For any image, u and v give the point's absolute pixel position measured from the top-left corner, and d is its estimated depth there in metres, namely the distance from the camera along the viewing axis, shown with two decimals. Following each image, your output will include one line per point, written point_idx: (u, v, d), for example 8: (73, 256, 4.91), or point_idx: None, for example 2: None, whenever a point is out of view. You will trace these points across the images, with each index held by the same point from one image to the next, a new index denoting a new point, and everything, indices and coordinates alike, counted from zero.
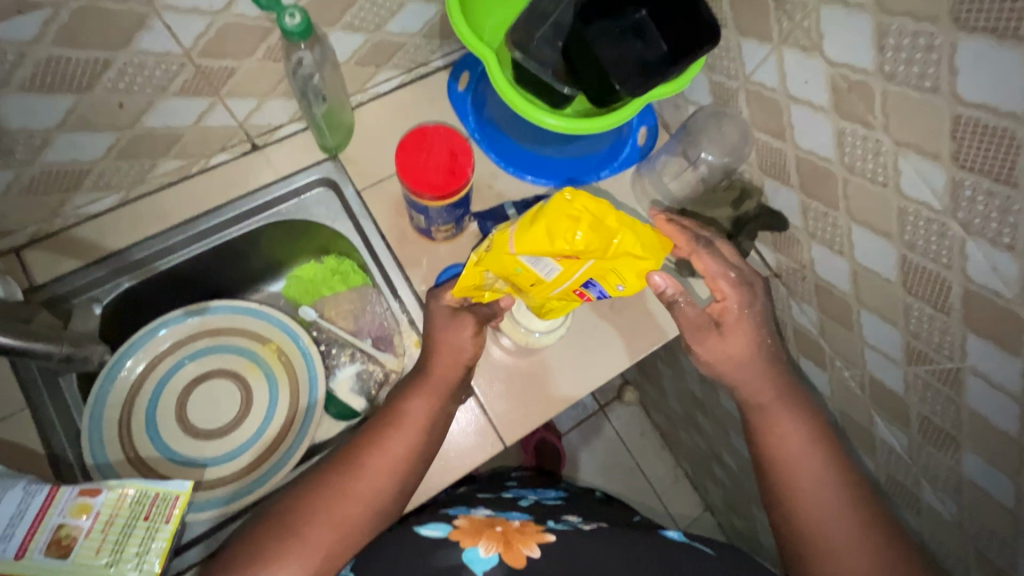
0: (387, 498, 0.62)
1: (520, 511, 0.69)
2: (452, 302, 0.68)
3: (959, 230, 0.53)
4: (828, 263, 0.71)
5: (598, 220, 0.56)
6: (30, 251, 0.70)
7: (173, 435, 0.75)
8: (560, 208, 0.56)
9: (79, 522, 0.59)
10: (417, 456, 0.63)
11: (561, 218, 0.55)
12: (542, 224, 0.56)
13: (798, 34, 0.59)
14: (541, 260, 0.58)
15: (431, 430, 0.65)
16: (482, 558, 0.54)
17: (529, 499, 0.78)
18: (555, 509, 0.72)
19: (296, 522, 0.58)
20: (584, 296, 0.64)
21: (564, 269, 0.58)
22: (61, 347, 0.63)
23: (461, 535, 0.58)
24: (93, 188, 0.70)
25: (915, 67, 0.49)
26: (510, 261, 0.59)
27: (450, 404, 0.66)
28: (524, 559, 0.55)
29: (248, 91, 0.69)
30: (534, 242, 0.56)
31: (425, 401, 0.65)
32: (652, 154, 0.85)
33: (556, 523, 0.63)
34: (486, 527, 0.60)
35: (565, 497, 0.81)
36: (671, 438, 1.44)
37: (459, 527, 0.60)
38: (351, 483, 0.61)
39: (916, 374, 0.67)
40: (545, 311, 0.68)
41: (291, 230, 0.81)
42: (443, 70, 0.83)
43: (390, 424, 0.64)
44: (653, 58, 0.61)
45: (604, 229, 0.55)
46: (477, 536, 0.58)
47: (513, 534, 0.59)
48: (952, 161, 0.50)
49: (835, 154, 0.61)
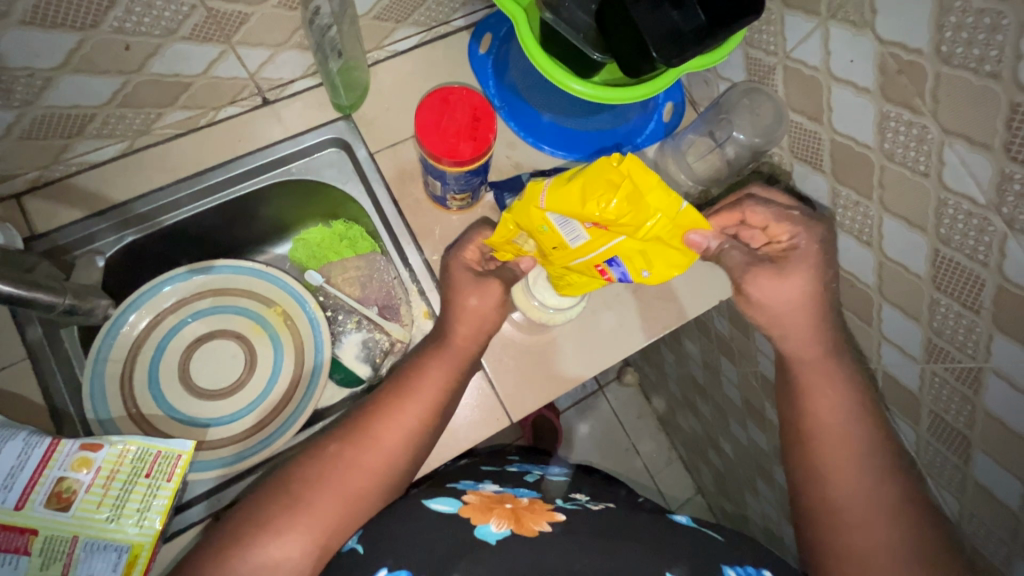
0: (394, 469, 0.61)
1: (529, 489, 0.69)
2: (473, 262, 0.68)
3: (1001, 226, 0.51)
4: (853, 254, 0.69)
5: (638, 193, 0.53)
6: (30, 198, 0.68)
7: (175, 393, 0.73)
8: (602, 171, 0.54)
9: (79, 476, 0.58)
10: (431, 427, 0.63)
11: (599, 181, 0.54)
12: (578, 184, 0.55)
13: (849, 9, 0.55)
14: (570, 224, 0.58)
15: (438, 403, 0.63)
16: (493, 532, 0.54)
17: (535, 474, 0.77)
18: (564, 487, 0.72)
19: (305, 491, 0.58)
20: (605, 275, 0.64)
21: (590, 238, 0.58)
22: (64, 300, 0.61)
23: (471, 512, 0.58)
24: (95, 135, 0.67)
25: (975, 50, 0.46)
26: (538, 217, 0.59)
27: (462, 380, 0.65)
28: (535, 534, 0.54)
29: (262, 41, 0.65)
30: (565, 200, 0.55)
31: (438, 374, 0.64)
32: (677, 131, 0.81)
33: (565, 503, 0.63)
34: (496, 504, 0.60)
35: (571, 475, 0.81)
36: (668, 421, 1.44)
37: (469, 503, 0.60)
38: (361, 453, 0.60)
39: (933, 371, 0.66)
40: (562, 283, 0.68)
41: (300, 191, 0.78)
42: (464, 31, 0.79)
43: (404, 395, 0.63)
44: (688, 29, 0.57)
45: (642, 205, 0.54)
46: (488, 513, 0.57)
47: (524, 512, 0.58)
48: (1003, 152, 0.48)
49: (875, 140, 0.59)
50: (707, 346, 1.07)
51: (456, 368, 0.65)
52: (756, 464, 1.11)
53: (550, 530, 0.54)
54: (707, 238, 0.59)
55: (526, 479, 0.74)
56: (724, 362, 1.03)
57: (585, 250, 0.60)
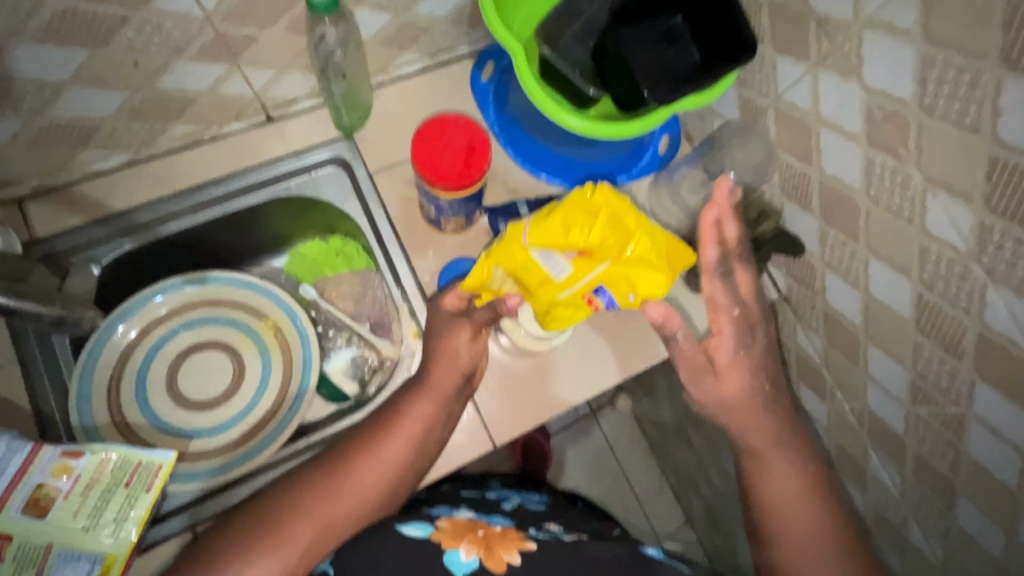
0: (372, 500, 0.62)
1: (503, 516, 0.69)
2: (453, 304, 0.67)
3: (981, 275, 0.52)
4: (841, 294, 0.70)
5: (616, 217, 0.60)
6: (33, 204, 0.69)
7: (161, 403, 0.73)
8: (579, 203, 0.61)
9: (58, 483, 0.59)
10: (413, 452, 0.63)
11: (579, 211, 0.60)
12: (559, 216, 0.60)
13: (837, 57, 0.57)
14: (553, 256, 0.60)
15: (425, 427, 0.64)
16: (462, 561, 0.57)
17: (512, 502, 0.78)
18: (540, 515, 0.73)
19: (282, 517, 0.58)
20: (591, 304, 0.63)
21: (575, 268, 0.59)
22: (53, 309, 0.64)
23: (442, 536, 0.60)
24: (100, 145, 0.68)
25: (956, 104, 0.48)
26: (521, 254, 0.60)
27: (446, 401, 0.65)
28: (504, 566, 0.56)
29: (268, 62, 0.67)
30: (547, 232, 0.59)
31: (419, 401, 0.64)
32: (673, 164, 0.82)
33: (535, 532, 0.64)
34: (467, 530, 0.61)
35: (549, 504, 0.81)
36: (659, 449, 1.43)
37: (441, 527, 0.61)
38: (338, 480, 0.61)
39: (918, 414, 0.66)
40: (547, 318, 0.65)
41: (298, 208, 0.79)
42: (467, 59, 0.81)
43: (387, 425, 0.64)
44: (682, 66, 0.60)
45: (621, 227, 0.59)
46: (459, 538, 0.59)
47: (494, 539, 0.60)
48: (983, 204, 0.49)
49: (861, 184, 0.60)
50: None
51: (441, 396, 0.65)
52: None
53: (517, 562, 0.57)
54: (661, 314, 0.61)
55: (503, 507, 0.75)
56: None
57: (572, 277, 0.59)
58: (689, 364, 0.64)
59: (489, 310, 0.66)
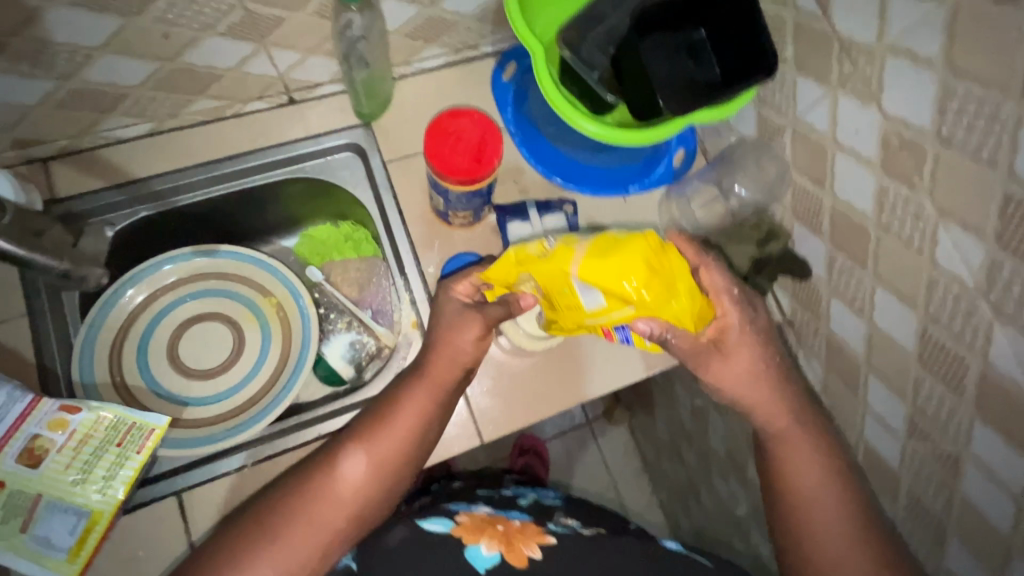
0: (368, 498, 0.62)
1: (521, 511, 0.70)
2: (463, 296, 0.67)
3: (987, 312, 0.51)
4: (845, 321, 0.68)
5: (671, 278, 0.56)
6: (56, 164, 0.71)
7: (161, 368, 0.75)
8: (641, 251, 0.55)
9: (53, 436, 0.60)
10: (403, 452, 0.63)
11: (637, 259, 0.55)
12: (616, 259, 0.55)
13: (858, 81, 0.56)
14: (591, 291, 0.57)
15: (416, 430, 0.64)
16: (484, 555, 0.59)
17: (529, 497, 0.78)
18: (558, 509, 0.74)
19: (279, 521, 0.59)
20: (606, 332, 0.64)
21: (606, 308, 0.57)
22: (61, 262, 0.64)
23: (462, 532, 0.62)
24: (126, 112, 0.70)
25: (975, 135, 0.47)
26: (562, 277, 0.58)
27: (440, 402, 0.65)
28: (525, 560, 0.59)
29: (294, 44, 0.68)
30: (598, 272, 0.55)
31: (415, 396, 0.64)
32: (686, 177, 0.82)
33: (555, 526, 0.66)
34: (487, 526, 0.63)
35: (565, 499, 0.81)
36: (652, 465, 1.42)
37: (461, 524, 0.64)
38: (332, 479, 0.61)
39: (914, 450, 0.65)
40: (554, 326, 0.66)
41: (311, 190, 0.81)
42: (491, 57, 0.82)
43: (379, 423, 0.63)
44: (703, 80, 0.60)
45: (671, 288, 0.56)
46: (479, 534, 0.62)
47: (514, 534, 0.62)
48: (994, 240, 0.48)
49: (873, 211, 0.59)
50: (696, 394, 1.06)
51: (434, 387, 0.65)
52: (735, 520, 1.08)
53: (538, 555, 0.59)
54: (654, 329, 0.58)
55: (518, 502, 0.75)
56: (712, 413, 1.03)
57: (599, 315, 0.58)
58: (694, 357, 0.62)
59: (502, 308, 0.67)
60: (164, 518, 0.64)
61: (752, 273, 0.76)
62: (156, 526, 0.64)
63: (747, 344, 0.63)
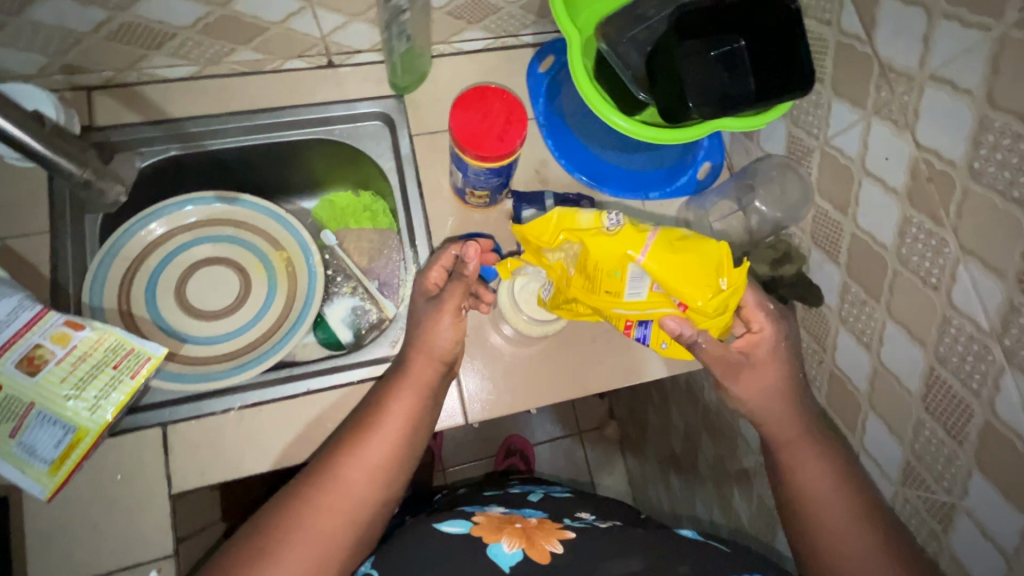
0: (367, 506, 0.59)
1: (535, 509, 0.69)
2: (435, 282, 0.69)
3: (999, 358, 0.49)
4: (850, 354, 0.67)
5: (727, 296, 0.58)
6: (99, 94, 0.73)
7: (166, 303, 0.77)
8: (711, 258, 0.58)
9: (54, 349, 0.61)
10: (394, 450, 0.61)
11: (705, 265, 0.58)
12: (685, 258, 0.58)
13: (893, 108, 0.55)
14: (641, 280, 0.59)
15: (409, 431, 0.62)
16: (506, 554, 0.56)
17: (538, 493, 0.77)
18: (571, 505, 0.72)
19: (274, 539, 0.55)
20: (626, 328, 0.65)
21: (648, 299, 0.60)
22: (84, 171, 0.65)
23: (482, 532, 0.59)
24: (171, 53, 0.72)
25: (1007, 172, 0.45)
26: (619, 259, 0.59)
27: (428, 395, 0.64)
28: (549, 556, 0.56)
29: (339, 7, 0.70)
30: (665, 264, 0.58)
31: (400, 393, 0.63)
32: (706, 191, 0.81)
33: (572, 521, 0.64)
34: (505, 524, 0.61)
35: (574, 493, 0.80)
36: (637, 485, 1.39)
37: (480, 523, 0.61)
38: (325, 487, 0.58)
39: (905, 497, 0.62)
40: (563, 305, 0.68)
41: (337, 153, 0.82)
42: (529, 48, 0.83)
43: (368, 426, 0.62)
44: (736, 94, 0.59)
45: (721, 305, 0.58)
46: (499, 533, 0.59)
47: (534, 530, 0.60)
48: (1015, 282, 0.46)
49: (893, 243, 0.58)
50: (690, 416, 1.04)
51: (429, 379, 0.65)
52: None
53: (562, 549, 0.57)
54: (681, 330, 0.58)
55: (529, 499, 0.74)
56: (704, 436, 1.00)
57: (633, 307, 0.61)
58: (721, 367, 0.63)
59: (459, 282, 0.66)
60: (145, 452, 0.65)
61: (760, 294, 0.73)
62: (135, 455, 0.65)
63: (766, 362, 0.63)
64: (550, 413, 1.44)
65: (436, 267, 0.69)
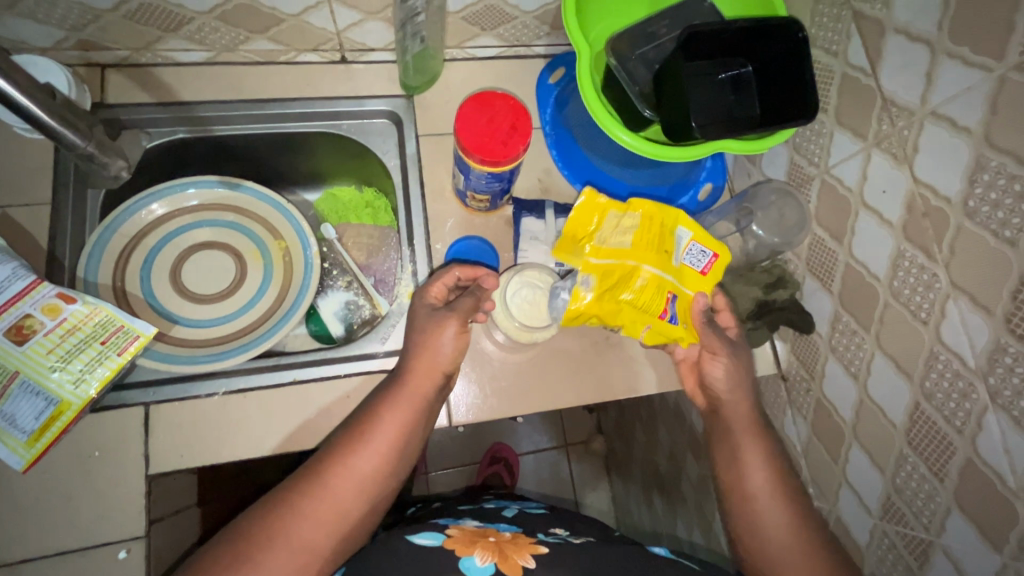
0: (351, 515, 0.59)
1: (508, 524, 0.69)
2: (438, 297, 0.70)
3: (984, 396, 0.49)
4: (837, 383, 0.67)
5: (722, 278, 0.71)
6: (113, 72, 0.74)
7: (161, 284, 0.77)
8: None
9: (43, 319, 0.61)
10: (383, 462, 0.61)
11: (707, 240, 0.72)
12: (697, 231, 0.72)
13: (893, 141, 0.56)
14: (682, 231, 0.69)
15: (401, 442, 0.62)
16: (477, 567, 0.55)
17: (513, 509, 0.77)
18: (545, 520, 0.72)
19: (255, 544, 0.54)
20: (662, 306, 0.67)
21: (684, 267, 0.68)
22: (86, 145, 0.65)
23: (455, 544, 0.58)
24: (187, 37, 0.72)
25: (1000, 213, 0.46)
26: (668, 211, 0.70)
27: (425, 407, 0.64)
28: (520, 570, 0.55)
29: (356, 4, 0.71)
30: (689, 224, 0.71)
31: (394, 403, 0.63)
32: (706, 212, 0.82)
33: (545, 536, 0.64)
34: (479, 538, 0.61)
35: (550, 509, 0.80)
36: (620, 502, 1.38)
37: (452, 536, 0.60)
38: (312, 496, 0.58)
39: (884, 531, 0.62)
40: (608, 282, 0.66)
41: (343, 147, 0.83)
42: (541, 58, 0.84)
43: (359, 436, 0.61)
44: (740, 115, 0.60)
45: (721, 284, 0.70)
46: (472, 547, 0.58)
47: (507, 545, 0.59)
48: (1003, 322, 0.47)
49: (885, 275, 0.58)
50: (676, 435, 1.04)
51: (428, 393, 0.64)
52: None
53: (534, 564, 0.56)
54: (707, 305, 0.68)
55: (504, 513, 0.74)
56: (689, 456, 1.00)
57: (676, 271, 0.68)
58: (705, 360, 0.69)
59: (472, 298, 0.68)
60: (124, 431, 0.65)
61: (752, 317, 0.73)
62: (114, 434, 0.64)
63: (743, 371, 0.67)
64: (538, 424, 1.43)
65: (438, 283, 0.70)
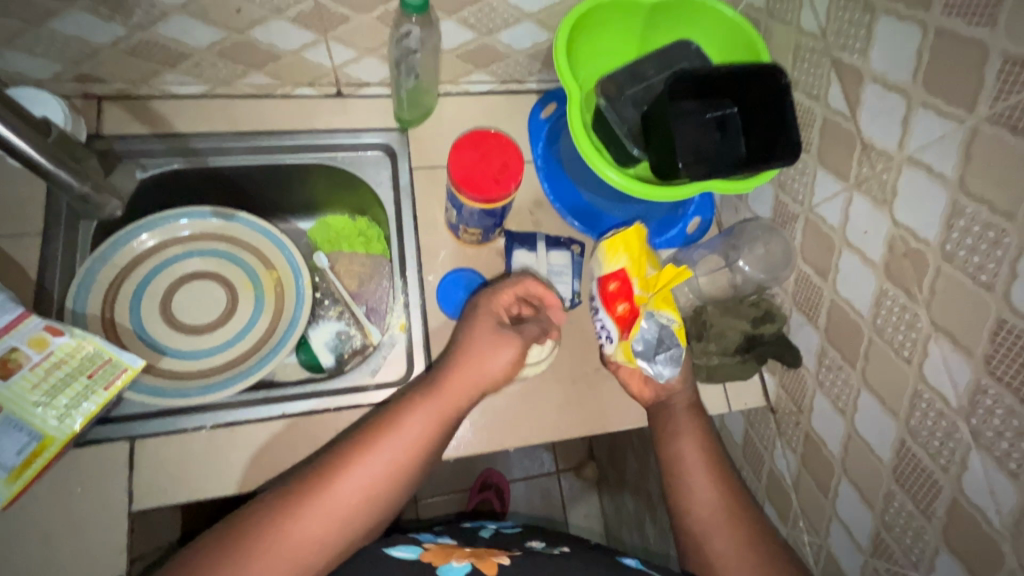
0: (354, 522, 0.57)
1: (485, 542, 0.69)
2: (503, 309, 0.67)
3: (967, 436, 0.50)
4: (825, 417, 0.67)
5: None
6: (109, 104, 0.75)
7: (150, 314, 0.77)
8: None
9: (30, 353, 0.61)
10: (395, 471, 0.59)
11: None
12: None
13: (874, 184, 0.57)
14: None
15: (419, 450, 0.61)
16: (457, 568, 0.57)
17: (489, 530, 0.76)
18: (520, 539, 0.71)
19: (254, 539, 0.54)
20: None
21: None
22: (82, 184, 0.65)
23: (433, 558, 0.59)
24: (184, 71, 0.74)
25: (976, 257, 0.47)
26: None
27: (450, 418, 0.62)
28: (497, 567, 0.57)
29: (352, 42, 0.73)
30: None
31: (423, 407, 0.62)
32: (695, 244, 0.84)
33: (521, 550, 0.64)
34: (455, 550, 0.62)
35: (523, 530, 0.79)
36: (612, 531, 1.36)
37: (430, 550, 0.61)
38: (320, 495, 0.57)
39: (875, 567, 0.62)
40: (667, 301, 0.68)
41: (337, 179, 0.84)
42: (533, 94, 0.86)
43: (377, 440, 0.60)
44: (727, 155, 0.62)
45: None
46: (449, 556, 0.60)
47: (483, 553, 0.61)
48: (983, 364, 0.48)
49: (869, 313, 0.59)
50: None
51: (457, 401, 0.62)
52: None
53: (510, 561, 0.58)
54: None
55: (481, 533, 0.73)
56: None
57: None
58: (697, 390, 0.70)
59: (539, 325, 0.67)
60: (108, 466, 0.63)
61: (742, 350, 0.74)
62: (97, 469, 0.63)
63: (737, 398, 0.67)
64: (529, 451, 1.42)
65: (507, 292, 0.68)
